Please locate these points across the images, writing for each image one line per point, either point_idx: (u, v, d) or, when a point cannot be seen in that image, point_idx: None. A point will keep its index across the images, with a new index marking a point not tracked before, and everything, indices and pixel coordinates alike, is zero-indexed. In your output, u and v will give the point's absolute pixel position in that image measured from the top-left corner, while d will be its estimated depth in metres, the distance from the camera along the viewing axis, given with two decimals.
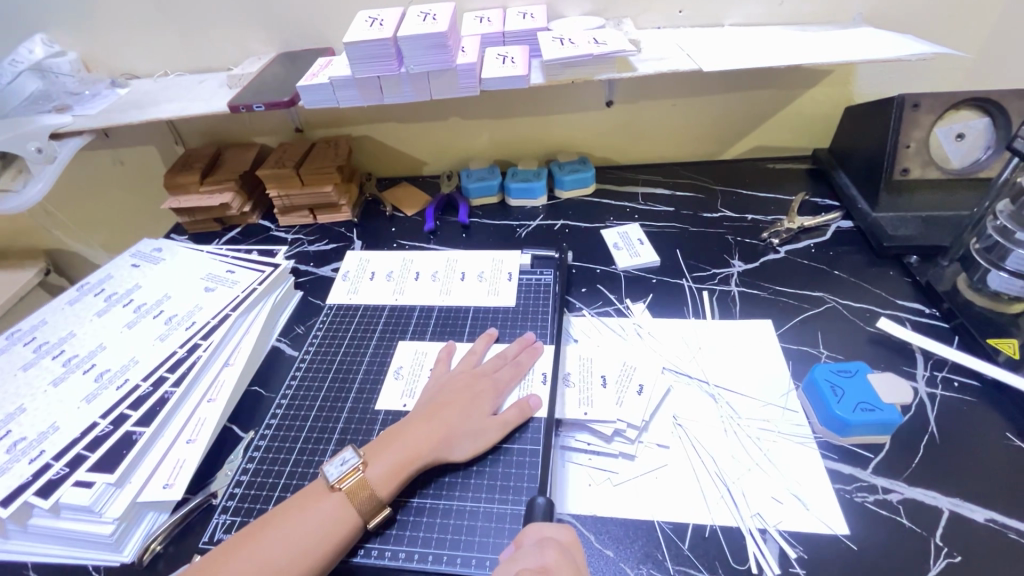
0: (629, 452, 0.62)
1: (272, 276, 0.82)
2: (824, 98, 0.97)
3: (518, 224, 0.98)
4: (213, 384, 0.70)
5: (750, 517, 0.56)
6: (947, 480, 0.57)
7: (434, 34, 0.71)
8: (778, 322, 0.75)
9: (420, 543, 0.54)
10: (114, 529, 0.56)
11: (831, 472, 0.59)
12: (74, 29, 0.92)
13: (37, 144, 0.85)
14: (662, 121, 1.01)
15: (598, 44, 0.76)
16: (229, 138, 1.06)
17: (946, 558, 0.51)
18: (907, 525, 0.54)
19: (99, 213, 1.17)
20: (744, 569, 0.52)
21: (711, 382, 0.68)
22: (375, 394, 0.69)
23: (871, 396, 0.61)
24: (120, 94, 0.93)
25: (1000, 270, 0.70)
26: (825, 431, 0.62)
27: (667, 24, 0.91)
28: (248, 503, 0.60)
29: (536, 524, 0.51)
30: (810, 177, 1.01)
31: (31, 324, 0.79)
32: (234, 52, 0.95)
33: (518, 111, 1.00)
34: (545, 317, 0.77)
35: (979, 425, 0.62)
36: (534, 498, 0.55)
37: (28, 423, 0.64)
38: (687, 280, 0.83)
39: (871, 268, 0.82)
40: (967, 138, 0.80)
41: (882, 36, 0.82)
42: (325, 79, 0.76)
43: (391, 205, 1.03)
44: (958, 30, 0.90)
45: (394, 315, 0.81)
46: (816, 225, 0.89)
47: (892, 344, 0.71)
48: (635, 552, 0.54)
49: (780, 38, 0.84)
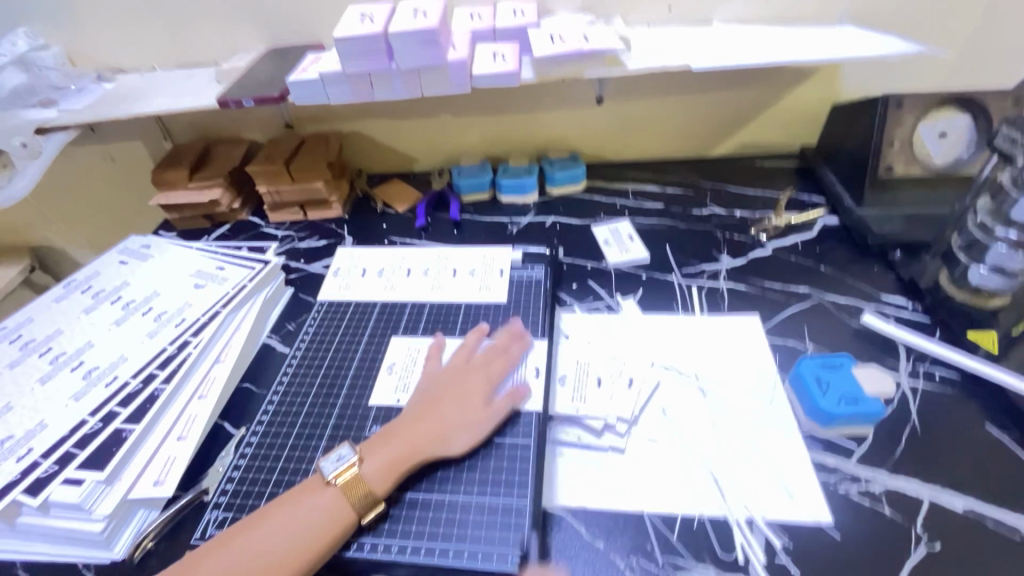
0: (619, 446, 0.63)
1: (262, 272, 0.82)
2: (810, 96, 0.99)
3: (509, 220, 0.98)
4: (204, 380, 0.70)
5: (737, 508, 0.57)
6: (927, 469, 0.59)
7: (424, 30, 0.71)
8: (765, 317, 0.76)
9: (412, 536, 0.55)
10: (104, 527, 0.56)
11: (815, 463, 0.60)
12: (59, 22, 0.91)
13: (20, 139, 0.84)
14: (651, 118, 1.02)
15: (588, 41, 0.77)
16: (218, 133, 1.05)
17: (926, 545, 0.53)
18: (888, 514, 0.56)
19: (83, 210, 1.15)
20: (731, 559, 0.53)
21: (700, 377, 0.69)
22: (369, 386, 0.70)
23: (854, 388, 0.62)
24: (106, 88, 0.92)
25: (980, 265, 0.72)
26: (810, 424, 0.63)
27: (656, 22, 0.92)
28: (240, 500, 0.60)
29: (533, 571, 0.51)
30: (797, 173, 1.02)
31: (17, 321, 0.78)
32: (221, 46, 0.94)
33: (508, 107, 1.00)
34: (536, 314, 0.77)
35: (959, 416, 0.63)
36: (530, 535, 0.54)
37: (15, 421, 0.63)
38: (676, 277, 0.84)
39: (856, 264, 0.83)
40: (949, 136, 0.82)
41: (867, 34, 0.84)
42: (315, 75, 0.76)
43: (382, 201, 1.03)
44: (941, 30, 0.91)
45: (386, 311, 0.81)
46: (803, 221, 0.90)
47: (876, 338, 0.73)
48: (625, 543, 0.55)
49: (767, 36, 0.85)
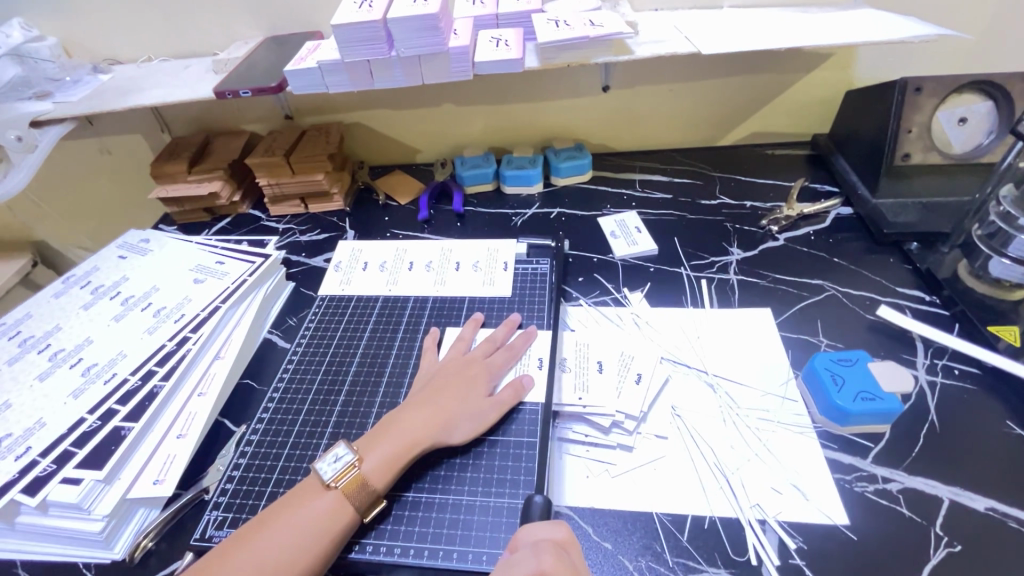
0: (627, 444, 0.61)
1: (263, 267, 0.80)
2: (823, 83, 0.96)
3: (514, 212, 0.96)
4: (203, 378, 0.69)
5: (749, 508, 0.55)
6: (948, 468, 0.57)
7: (424, 16, 0.68)
8: (777, 311, 0.74)
9: (414, 538, 0.54)
10: (104, 527, 0.55)
11: (830, 461, 0.58)
12: (53, 12, 0.89)
13: (15, 132, 0.82)
14: (659, 107, 0.99)
15: (594, 26, 0.74)
16: (218, 125, 1.04)
17: (946, 547, 0.51)
18: (907, 515, 0.54)
19: (83, 204, 1.14)
20: (744, 561, 0.51)
21: (710, 372, 0.67)
22: (402, 387, 0.68)
23: (871, 384, 0.60)
24: (102, 80, 0.90)
25: (1002, 256, 0.69)
26: (824, 421, 0.61)
27: (664, 6, 0.89)
28: (239, 500, 0.58)
29: (531, 526, 0.49)
30: (809, 162, 0.99)
31: (16, 317, 0.77)
32: (219, 36, 0.92)
33: (513, 96, 0.98)
34: (541, 307, 0.76)
35: (980, 413, 0.61)
36: (531, 496, 0.53)
37: (13, 420, 0.62)
38: (685, 269, 0.82)
39: (871, 255, 0.81)
40: (970, 122, 0.80)
41: (884, 17, 0.81)
42: (313, 64, 0.74)
43: (384, 194, 1.01)
44: (960, 13, 0.88)
45: (388, 306, 0.80)
46: (816, 212, 0.88)
47: (892, 332, 0.70)
48: (634, 544, 0.53)
49: (779, 19, 0.82)
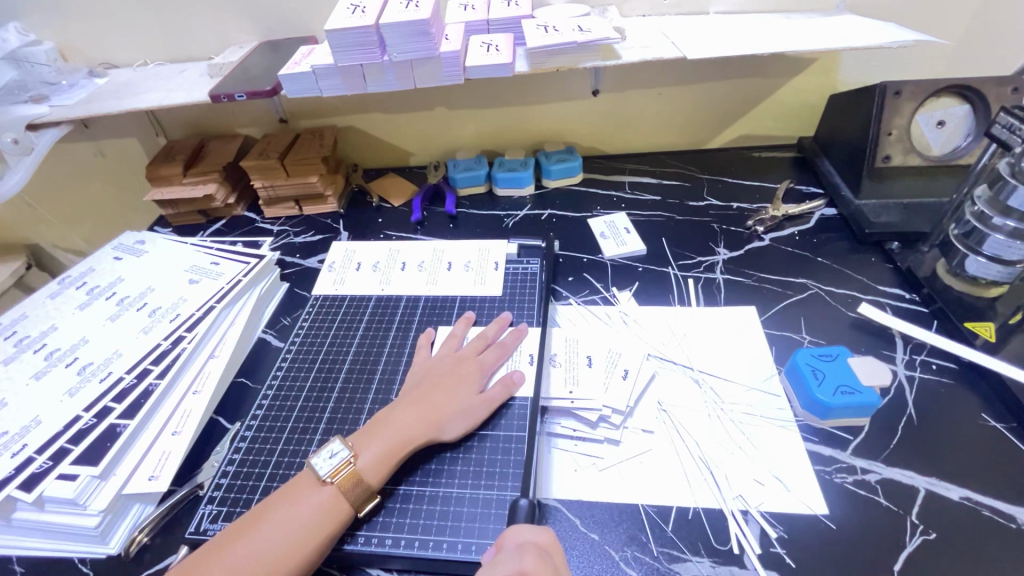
0: (614, 438, 0.63)
1: (257, 267, 0.82)
2: (808, 87, 0.98)
3: (505, 214, 0.98)
4: (199, 375, 0.70)
5: (732, 499, 0.56)
6: (924, 459, 0.58)
7: (416, 22, 0.70)
8: (762, 308, 0.76)
9: (406, 529, 0.55)
10: (99, 522, 0.56)
11: (811, 454, 0.60)
12: (50, 18, 0.90)
13: (12, 135, 0.83)
14: (648, 111, 1.02)
15: (583, 32, 0.76)
16: (214, 129, 1.05)
17: (922, 534, 0.53)
18: (884, 504, 0.55)
19: (76, 207, 1.15)
20: (726, 550, 0.53)
21: (696, 368, 0.69)
22: (394, 384, 0.69)
23: (851, 379, 0.62)
24: (98, 83, 0.91)
25: (977, 255, 0.71)
26: (805, 415, 0.63)
27: (652, 12, 0.91)
28: (234, 495, 0.59)
29: (515, 528, 0.50)
30: (794, 164, 1.01)
31: (11, 318, 0.78)
32: (215, 41, 0.94)
33: (504, 100, 1.00)
34: (531, 305, 0.77)
35: (956, 405, 0.63)
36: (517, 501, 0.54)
37: (9, 417, 0.63)
38: (673, 269, 0.84)
39: (854, 254, 0.83)
40: (947, 126, 0.82)
41: (865, 23, 0.83)
42: (307, 68, 0.76)
43: (378, 196, 1.02)
44: (938, 19, 0.90)
45: (381, 305, 0.81)
46: (800, 212, 0.90)
47: (873, 329, 0.72)
48: (621, 535, 0.55)
49: (763, 25, 0.84)
